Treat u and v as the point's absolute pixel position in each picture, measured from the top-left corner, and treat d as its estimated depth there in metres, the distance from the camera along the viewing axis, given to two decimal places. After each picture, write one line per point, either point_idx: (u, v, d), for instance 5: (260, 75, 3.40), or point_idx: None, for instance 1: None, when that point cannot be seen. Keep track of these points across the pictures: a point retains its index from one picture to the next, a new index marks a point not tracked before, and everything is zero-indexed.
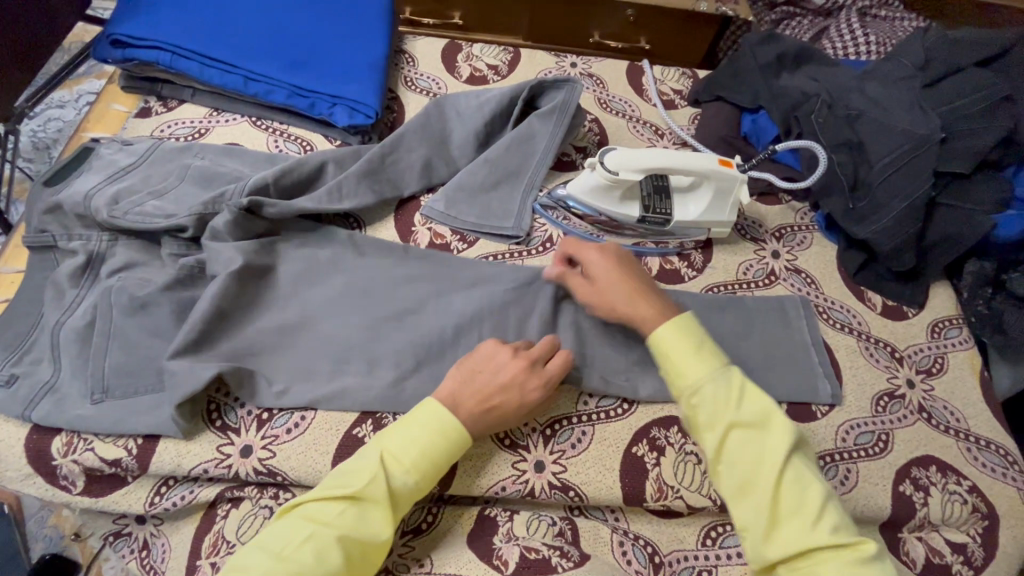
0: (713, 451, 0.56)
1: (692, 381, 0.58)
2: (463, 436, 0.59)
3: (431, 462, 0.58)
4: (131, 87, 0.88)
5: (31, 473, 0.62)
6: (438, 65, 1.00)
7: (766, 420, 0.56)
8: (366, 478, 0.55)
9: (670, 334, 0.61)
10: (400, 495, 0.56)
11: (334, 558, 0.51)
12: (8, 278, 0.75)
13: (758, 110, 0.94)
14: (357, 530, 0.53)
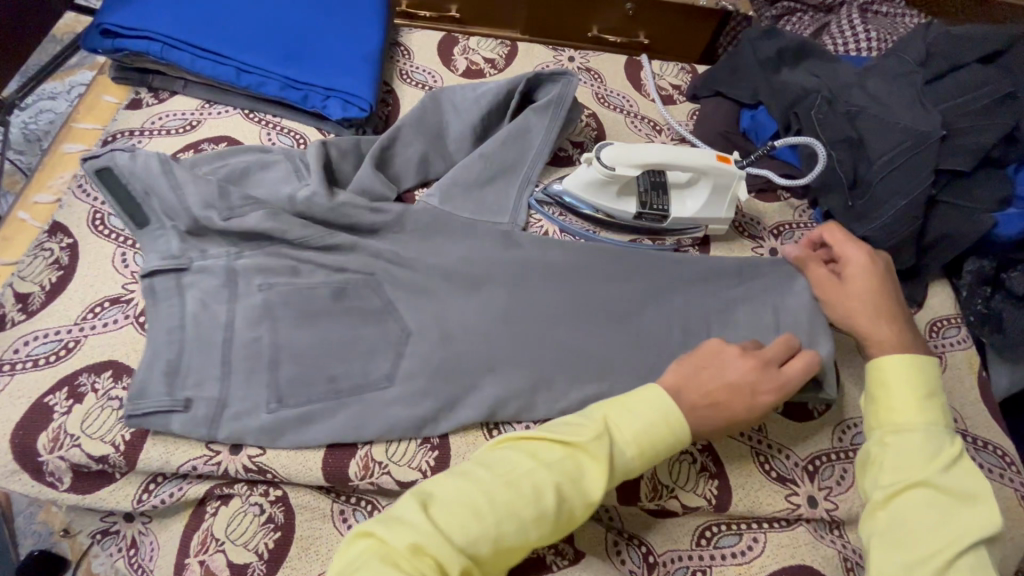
0: (883, 494, 0.54)
1: (901, 419, 0.57)
2: (685, 430, 0.55)
3: (653, 442, 0.54)
4: (122, 78, 0.87)
5: (16, 470, 0.61)
6: (434, 58, 0.99)
7: (969, 498, 0.52)
8: (592, 431, 0.52)
9: (902, 372, 0.59)
10: (618, 462, 0.53)
11: (551, 503, 0.49)
12: None
13: (757, 106, 0.93)
14: (572, 480, 0.50)
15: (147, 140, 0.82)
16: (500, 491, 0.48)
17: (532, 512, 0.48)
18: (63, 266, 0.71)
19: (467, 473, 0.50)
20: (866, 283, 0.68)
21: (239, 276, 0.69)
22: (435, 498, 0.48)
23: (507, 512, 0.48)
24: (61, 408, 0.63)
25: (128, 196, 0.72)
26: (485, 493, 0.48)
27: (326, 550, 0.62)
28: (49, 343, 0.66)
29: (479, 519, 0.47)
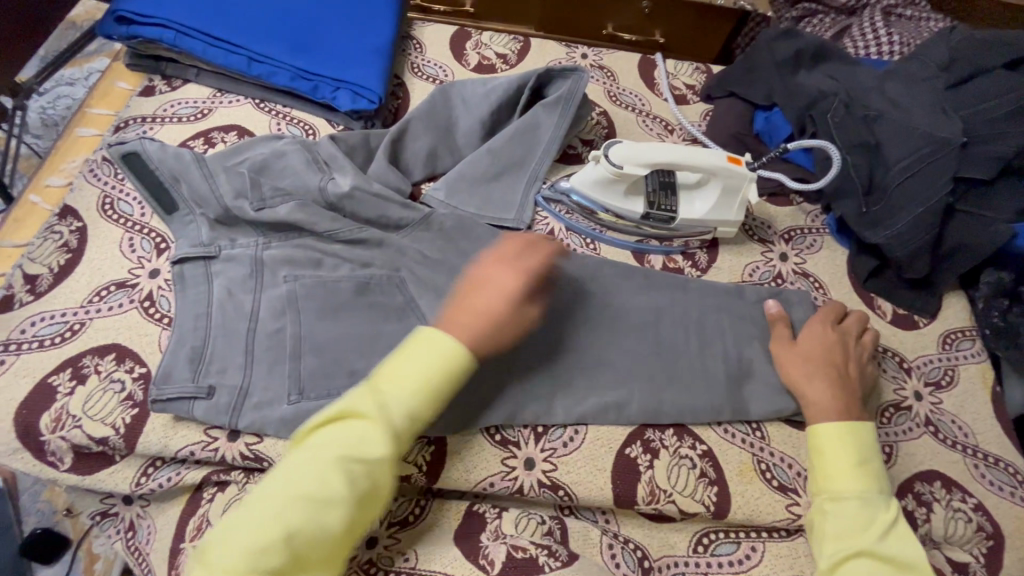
0: (828, 565, 0.56)
1: (841, 488, 0.59)
2: (462, 347, 0.56)
3: (421, 384, 0.54)
4: (136, 65, 0.87)
5: (19, 448, 0.62)
6: (446, 52, 0.99)
7: (907, 565, 0.55)
8: (354, 402, 0.52)
9: (834, 440, 0.62)
10: (382, 425, 0.52)
11: (338, 487, 0.49)
12: (7, 252, 0.73)
13: (772, 108, 0.91)
14: (357, 451, 0.50)
15: (159, 126, 0.83)
16: (291, 488, 0.49)
17: (328, 501, 0.48)
18: (72, 249, 0.72)
19: (256, 488, 0.50)
20: (822, 347, 0.69)
21: (267, 267, 0.68)
22: (234, 519, 0.48)
23: (295, 512, 0.48)
24: (64, 389, 0.63)
25: (156, 182, 0.72)
26: (278, 494, 0.48)
27: None
28: (55, 324, 0.67)
29: (275, 526, 0.47)
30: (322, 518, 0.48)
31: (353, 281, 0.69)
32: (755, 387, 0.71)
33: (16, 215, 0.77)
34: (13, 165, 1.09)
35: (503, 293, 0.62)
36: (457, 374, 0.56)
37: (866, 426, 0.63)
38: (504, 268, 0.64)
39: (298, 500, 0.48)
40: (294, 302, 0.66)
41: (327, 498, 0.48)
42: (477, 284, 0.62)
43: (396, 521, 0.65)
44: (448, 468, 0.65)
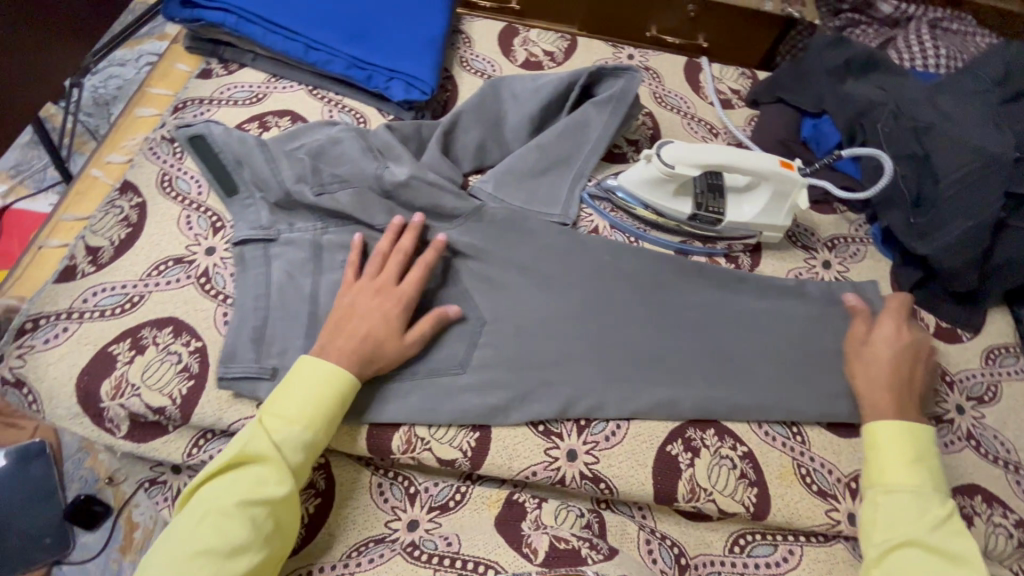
0: (877, 554, 0.58)
1: (894, 480, 0.61)
2: (352, 380, 0.61)
3: (327, 409, 0.59)
4: (195, 47, 0.89)
5: (79, 413, 0.64)
6: (494, 47, 1.00)
7: (962, 559, 0.56)
8: (243, 446, 0.55)
9: (891, 435, 0.64)
10: (281, 460, 0.56)
11: (249, 531, 0.52)
12: (69, 224, 0.76)
13: (820, 115, 0.91)
14: (255, 491, 0.53)
15: (215, 108, 0.85)
16: (201, 541, 0.50)
17: (239, 546, 0.51)
18: (132, 224, 0.74)
19: (160, 551, 0.50)
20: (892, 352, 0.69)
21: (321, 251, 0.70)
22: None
23: (211, 556, 0.50)
24: (124, 358, 0.65)
25: (220, 165, 0.77)
26: (189, 550, 0.50)
27: (363, 519, 0.65)
28: (115, 295, 0.69)
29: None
30: (235, 565, 0.50)
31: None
32: (797, 392, 0.72)
33: (79, 189, 0.79)
34: (67, 142, 1.11)
35: (374, 320, 0.63)
36: (345, 401, 0.61)
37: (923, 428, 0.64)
38: (383, 299, 0.65)
39: (210, 550, 0.50)
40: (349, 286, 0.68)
41: (240, 543, 0.51)
42: (353, 308, 0.64)
43: (438, 505, 0.67)
44: (492, 456, 0.66)
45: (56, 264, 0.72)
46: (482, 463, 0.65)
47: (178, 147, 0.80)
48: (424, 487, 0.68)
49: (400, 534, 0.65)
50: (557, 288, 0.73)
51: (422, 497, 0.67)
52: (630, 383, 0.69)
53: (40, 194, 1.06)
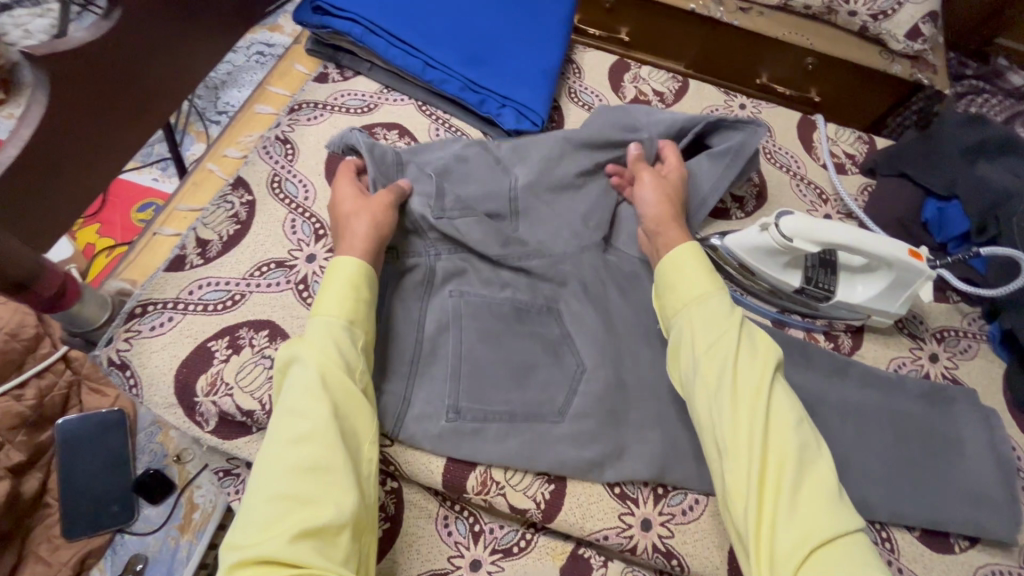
0: (700, 353, 0.58)
1: (697, 291, 0.62)
2: (363, 261, 0.63)
3: (344, 292, 0.60)
4: (315, 51, 0.91)
5: (173, 404, 0.65)
6: (604, 81, 0.98)
7: (759, 337, 0.59)
8: (283, 352, 0.57)
9: (685, 252, 0.65)
10: (313, 349, 0.56)
11: (311, 415, 0.52)
12: (183, 214, 0.78)
13: (949, 200, 0.85)
14: (302, 378, 0.54)
15: (329, 114, 0.86)
16: (279, 437, 0.52)
17: (309, 429, 0.51)
18: (241, 221, 0.76)
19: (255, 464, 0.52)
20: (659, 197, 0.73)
21: (421, 278, 0.71)
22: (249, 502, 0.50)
23: (286, 449, 0.51)
24: (221, 355, 0.67)
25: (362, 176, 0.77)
26: (276, 444, 0.51)
27: (426, 552, 0.65)
28: (219, 291, 0.70)
29: (273, 469, 0.50)
30: (312, 445, 0.51)
31: (513, 305, 0.71)
32: (897, 494, 0.67)
33: (194, 179, 0.81)
34: (178, 122, 1.15)
35: (354, 196, 0.69)
36: (358, 279, 0.61)
37: (679, 246, 0.65)
38: (347, 180, 0.71)
39: (286, 440, 0.51)
40: (460, 317, 0.69)
41: (307, 427, 0.51)
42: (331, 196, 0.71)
43: (501, 549, 0.66)
44: (565, 513, 0.64)
45: (167, 253, 0.75)
46: (554, 517, 0.64)
47: (290, 149, 0.82)
48: (489, 527, 0.67)
49: (462, 572, 0.65)
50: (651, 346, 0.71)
51: (486, 537, 0.67)
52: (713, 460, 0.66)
53: (144, 167, 1.11)
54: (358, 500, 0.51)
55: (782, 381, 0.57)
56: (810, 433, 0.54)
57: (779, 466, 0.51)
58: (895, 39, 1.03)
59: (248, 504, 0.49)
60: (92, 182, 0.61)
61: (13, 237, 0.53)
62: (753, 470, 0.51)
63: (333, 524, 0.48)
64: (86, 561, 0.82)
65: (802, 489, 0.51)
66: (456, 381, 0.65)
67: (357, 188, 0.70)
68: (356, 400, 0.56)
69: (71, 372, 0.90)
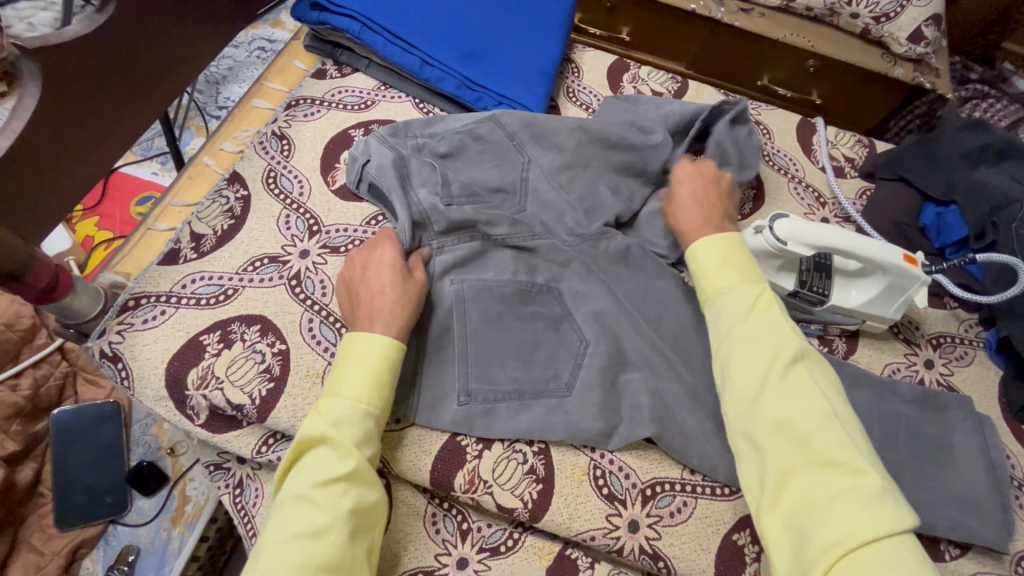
0: (721, 354, 0.60)
1: (715, 288, 0.63)
2: (397, 341, 0.61)
3: (378, 377, 0.59)
4: (314, 47, 0.91)
5: (165, 396, 0.66)
6: (603, 81, 0.97)
7: (772, 331, 0.58)
8: (308, 428, 0.56)
9: (703, 249, 0.66)
10: (343, 436, 0.55)
11: (331, 509, 0.52)
12: (178, 208, 0.79)
13: (948, 205, 0.84)
14: (328, 468, 0.53)
15: (325, 110, 0.86)
16: (293, 524, 0.51)
17: (325, 524, 0.51)
18: (235, 216, 0.76)
19: (258, 546, 0.51)
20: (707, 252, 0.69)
21: None
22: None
23: (302, 540, 0.50)
24: (212, 349, 0.67)
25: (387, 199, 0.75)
26: (287, 532, 0.51)
27: (414, 549, 0.65)
28: (212, 286, 0.71)
29: (285, 562, 0.49)
30: (326, 545, 0.50)
31: (515, 287, 0.71)
32: None
33: (190, 173, 0.82)
34: (180, 118, 1.16)
35: (396, 269, 0.65)
36: (394, 365, 0.60)
37: (695, 244, 0.67)
38: (384, 250, 0.67)
39: (299, 531, 0.50)
40: (462, 303, 0.69)
41: (324, 522, 0.51)
42: (370, 260, 0.67)
43: (488, 548, 0.67)
44: (552, 512, 0.64)
45: (162, 246, 0.75)
46: (541, 517, 0.64)
47: (286, 145, 0.82)
48: (477, 526, 0.67)
49: (448, 570, 0.65)
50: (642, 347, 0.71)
51: (473, 535, 0.67)
52: (701, 462, 0.66)
53: (144, 161, 1.12)
54: None
55: (807, 374, 0.55)
56: (835, 430, 0.52)
57: (791, 471, 0.52)
58: (897, 42, 1.02)
59: None
60: (83, 174, 0.61)
61: (4, 228, 0.53)
62: (771, 472, 0.52)
63: None
64: (79, 551, 0.82)
65: (821, 491, 0.50)
66: (465, 363, 0.66)
67: (391, 255, 0.66)
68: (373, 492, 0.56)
69: (67, 364, 0.90)
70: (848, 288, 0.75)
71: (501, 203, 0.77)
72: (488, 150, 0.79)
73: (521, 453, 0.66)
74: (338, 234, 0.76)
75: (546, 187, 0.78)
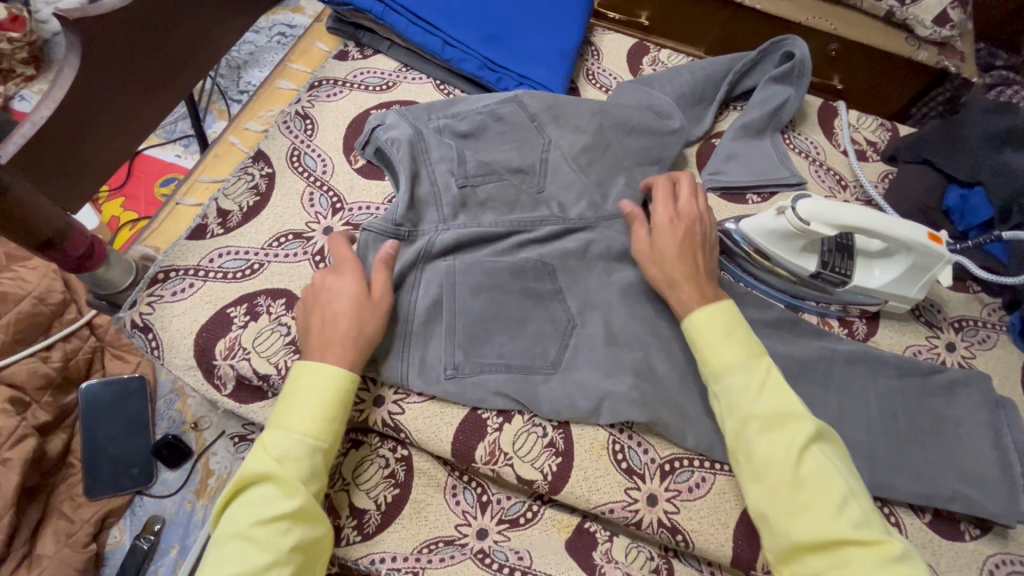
0: (734, 436, 0.59)
1: (720, 366, 0.61)
2: (351, 374, 0.59)
3: (328, 410, 0.57)
4: (337, 29, 0.92)
5: (193, 366, 0.67)
6: (623, 64, 0.97)
7: (785, 410, 0.57)
8: (248, 465, 0.54)
9: (703, 320, 0.63)
10: (286, 472, 0.53)
11: (271, 549, 0.51)
12: (205, 185, 0.81)
13: (972, 186, 0.83)
14: (268, 508, 0.52)
15: (348, 91, 0.86)
16: (230, 566, 0.50)
17: (265, 564, 0.50)
18: (260, 192, 0.77)
19: None
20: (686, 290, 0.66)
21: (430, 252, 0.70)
22: None
23: None
24: (239, 322, 0.68)
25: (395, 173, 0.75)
26: (224, 572, 0.50)
27: (435, 519, 0.66)
28: (238, 260, 0.72)
29: None
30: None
31: (535, 265, 0.71)
32: (907, 480, 0.66)
33: (215, 152, 0.84)
34: (203, 102, 1.17)
35: (353, 295, 0.62)
36: (345, 397, 0.58)
37: (692, 315, 0.64)
38: (348, 274, 0.63)
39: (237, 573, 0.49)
40: (453, 278, 0.68)
41: (265, 562, 0.50)
42: (326, 286, 0.63)
43: (508, 520, 0.67)
44: (572, 485, 0.65)
45: (190, 222, 0.77)
46: (560, 489, 0.65)
47: (310, 125, 0.83)
48: (497, 498, 0.68)
49: (469, 540, 0.66)
50: (662, 325, 0.71)
51: (493, 507, 0.68)
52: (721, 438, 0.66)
53: (168, 144, 1.14)
54: None
55: (823, 454, 0.56)
56: (854, 505, 0.53)
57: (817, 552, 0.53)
58: (922, 24, 1.01)
59: None
60: (117, 147, 0.63)
61: (44, 196, 0.55)
62: (798, 551, 0.53)
63: None
64: (107, 520, 0.84)
65: (843, 566, 0.51)
66: (486, 337, 0.67)
67: (354, 281, 0.62)
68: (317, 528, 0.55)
69: (95, 339, 0.93)
70: (869, 269, 0.75)
71: (521, 183, 0.77)
72: (508, 130, 0.79)
73: (541, 427, 0.66)
74: (361, 212, 0.77)
75: (567, 168, 0.78)
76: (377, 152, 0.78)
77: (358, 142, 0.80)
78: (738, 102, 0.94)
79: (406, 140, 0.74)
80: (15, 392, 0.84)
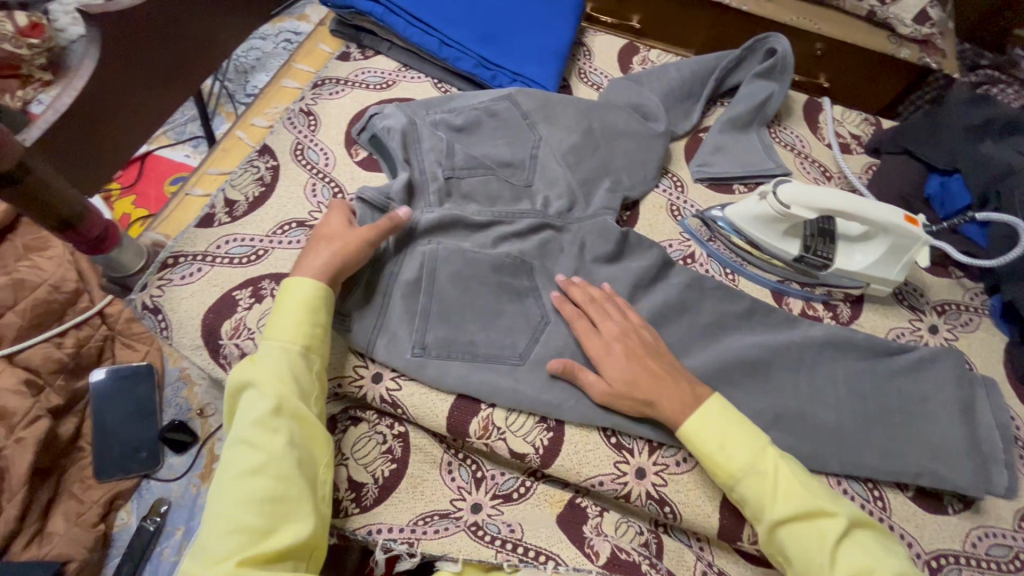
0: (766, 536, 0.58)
1: (732, 473, 0.59)
2: (323, 286, 0.63)
3: (305, 319, 0.61)
4: (339, 31, 0.97)
5: (201, 345, 0.70)
6: (614, 63, 1.01)
7: (809, 505, 0.57)
8: (239, 378, 0.58)
9: (698, 428, 0.61)
10: (270, 375, 0.57)
11: (264, 446, 0.54)
12: (214, 176, 0.85)
13: (951, 174, 0.87)
14: (257, 408, 0.56)
15: (349, 89, 0.91)
16: (233, 467, 0.54)
17: (262, 459, 0.53)
18: (266, 183, 0.81)
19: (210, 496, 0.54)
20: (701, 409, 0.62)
21: (423, 238, 0.73)
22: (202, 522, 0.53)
23: (242, 477, 0.53)
24: (244, 304, 0.71)
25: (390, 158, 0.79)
26: (229, 471, 0.54)
27: (430, 493, 0.68)
28: (244, 246, 0.75)
29: (230, 499, 0.52)
30: (265, 478, 0.53)
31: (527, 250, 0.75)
32: (888, 453, 0.68)
33: (223, 146, 0.88)
34: (212, 104, 1.22)
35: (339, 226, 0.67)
36: (320, 306, 0.62)
37: (684, 426, 0.62)
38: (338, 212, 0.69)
39: (240, 470, 0.53)
40: (446, 261, 0.71)
41: (260, 457, 0.53)
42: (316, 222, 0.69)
43: (501, 495, 0.70)
44: (564, 458, 0.67)
45: (198, 210, 0.81)
46: (551, 462, 0.67)
47: (313, 120, 0.87)
48: (491, 474, 0.71)
49: (463, 513, 0.68)
50: (650, 307, 0.74)
51: (487, 483, 0.70)
52: None
53: (178, 145, 1.19)
54: (318, 523, 0.55)
55: (861, 543, 0.56)
56: None
57: None
58: (902, 23, 1.07)
59: (207, 530, 0.51)
60: (129, 138, 0.67)
61: (62, 178, 0.59)
62: None
63: (295, 547, 0.52)
64: (115, 502, 0.86)
65: None
66: (480, 317, 0.70)
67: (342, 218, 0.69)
68: (309, 428, 0.58)
69: (106, 327, 0.96)
70: (851, 253, 0.77)
71: (513, 175, 0.80)
72: (501, 126, 0.83)
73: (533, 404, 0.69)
74: None
75: (558, 159, 0.82)
76: (374, 139, 0.81)
77: (356, 129, 0.83)
78: (725, 98, 0.98)
79: (401, 130, 0.78)
80: (29, 374, 0.87)
